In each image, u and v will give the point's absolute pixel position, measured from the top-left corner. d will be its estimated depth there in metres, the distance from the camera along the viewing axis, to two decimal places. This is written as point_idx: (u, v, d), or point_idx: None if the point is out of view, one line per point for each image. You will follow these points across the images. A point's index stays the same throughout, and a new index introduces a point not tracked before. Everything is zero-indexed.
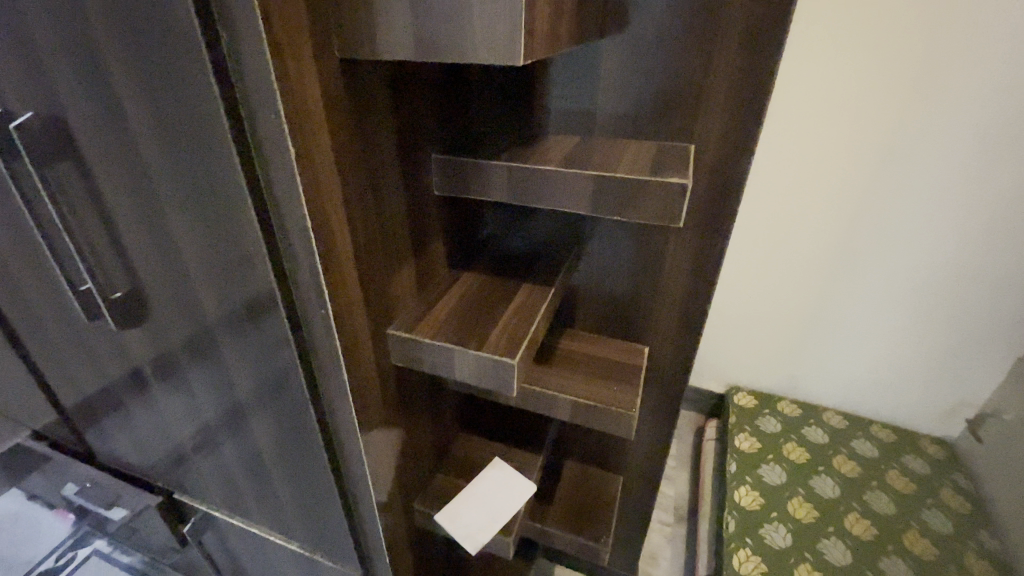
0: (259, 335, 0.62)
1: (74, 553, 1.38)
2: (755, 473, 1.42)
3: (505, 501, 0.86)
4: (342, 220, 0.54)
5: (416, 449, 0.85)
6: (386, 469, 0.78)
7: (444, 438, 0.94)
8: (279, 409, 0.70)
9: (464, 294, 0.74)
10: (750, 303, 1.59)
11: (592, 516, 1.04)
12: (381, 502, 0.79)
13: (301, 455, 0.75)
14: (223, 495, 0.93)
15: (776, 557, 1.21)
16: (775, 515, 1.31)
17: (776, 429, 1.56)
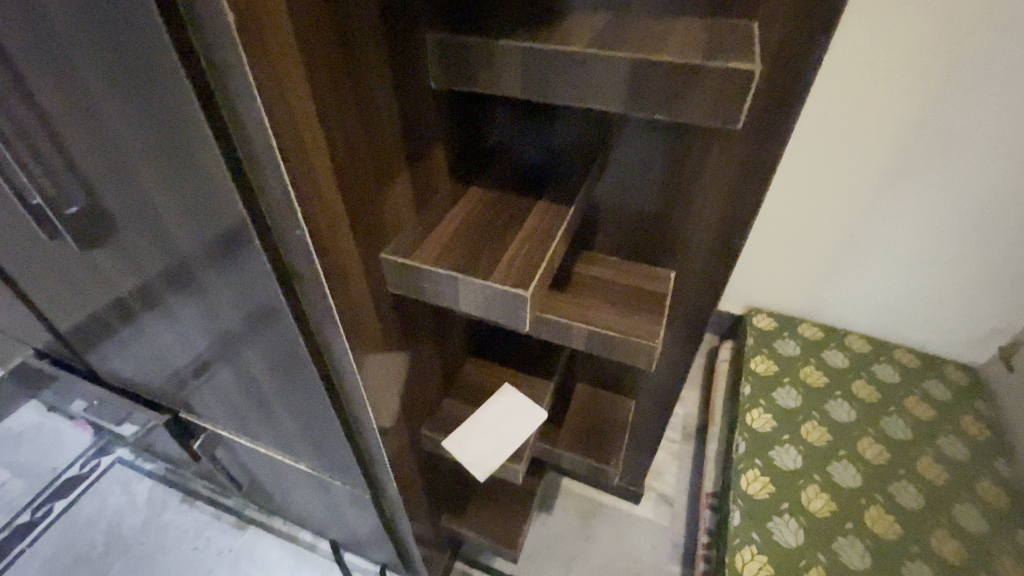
0: (234, 259, 0.54)
1: (97, 461, 1.42)
2: (769, 396, 1.39)
3: (515, 429, 0.82)
4: (312, 119, 0.44)
5: (422, 376, 0.81)
6: (389, 397, 0.74)
7: (452, 363, 0.89)
8: (268, 337, 0.64)
9: (469, 211, 0.64)
10: (788, 227, 1.46)
11: (603, 437, 1.01)
12: (385, 429, 0.76)
13: (299, 385, 0.70)
14: (227, 417, 0.91)
15: (784, 478, 1.21)
16: (787, 438, 1.29)
17: (794, 352, 1.52)
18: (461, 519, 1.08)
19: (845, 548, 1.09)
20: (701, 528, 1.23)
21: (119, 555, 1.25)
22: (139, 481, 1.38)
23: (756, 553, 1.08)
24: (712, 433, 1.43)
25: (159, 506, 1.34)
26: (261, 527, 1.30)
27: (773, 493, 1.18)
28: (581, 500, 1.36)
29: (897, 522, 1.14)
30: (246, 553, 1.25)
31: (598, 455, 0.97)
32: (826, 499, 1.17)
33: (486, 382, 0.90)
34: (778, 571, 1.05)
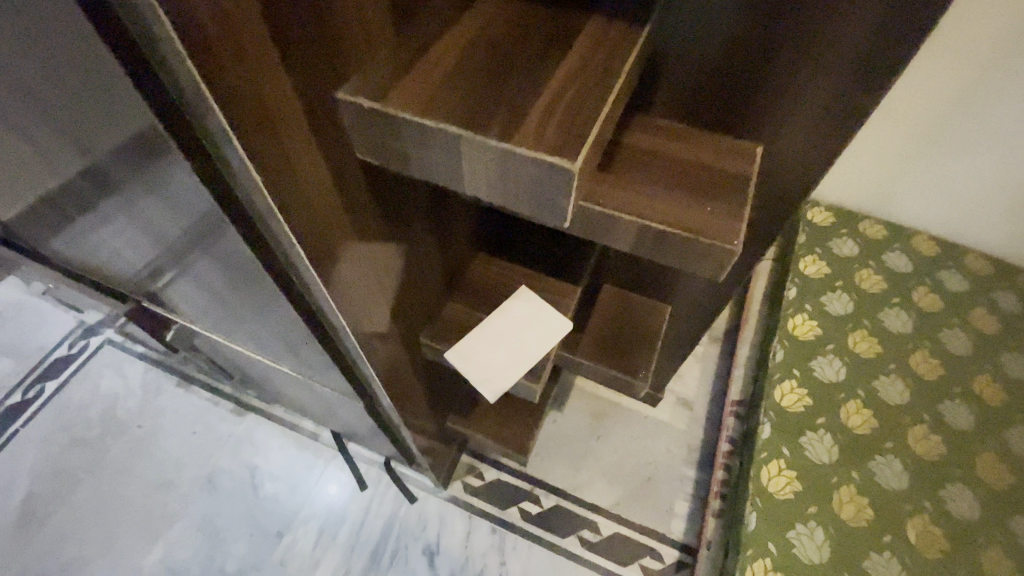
0: (105, 106, 0.34)
1: (87, 342, 1.36)
2: (817, 301, 1.23)
3: (530, 344, 0.66)
4: None
5: (415, 273, 0.64)
6: (369, 301, 0.58)
7: (456, 258, 0.72)
8: (196, 228, 0.46)
9: (478, 36, 0.42)
10: (935, 73, 1.11)
11: (632, 347, 0.85)
12: (369, 337, 0.62)
13: (253, 287, 0.54)
14: (194, 314, 0.77)
15: (824, 391, 1.09)
16: (832, 348, 1.15)
17: (850, 253, 1.33)
18: (466, 422, 0.99)
19: (882, 467, 1.01)
20: (722, 436, 1.15)
21: (118, 436, 1.23)
22: (132, 364, 1.33)
23: (784, 469, 1.00)
24: (744, 338, 1.30)
25: (154, 390, 1.30)
26: (261, 415, 1.25)
27: (809, 407, 1.07)
28: (595, 400, 1.27)
29: (942, 443, 1.04)
30: (246, 439, 1.22)
31: (625, 368, 0.82)
32: (867, 416, 1.07)
33: (496, 281, 0.74)
34: (807, 488, 0.98)
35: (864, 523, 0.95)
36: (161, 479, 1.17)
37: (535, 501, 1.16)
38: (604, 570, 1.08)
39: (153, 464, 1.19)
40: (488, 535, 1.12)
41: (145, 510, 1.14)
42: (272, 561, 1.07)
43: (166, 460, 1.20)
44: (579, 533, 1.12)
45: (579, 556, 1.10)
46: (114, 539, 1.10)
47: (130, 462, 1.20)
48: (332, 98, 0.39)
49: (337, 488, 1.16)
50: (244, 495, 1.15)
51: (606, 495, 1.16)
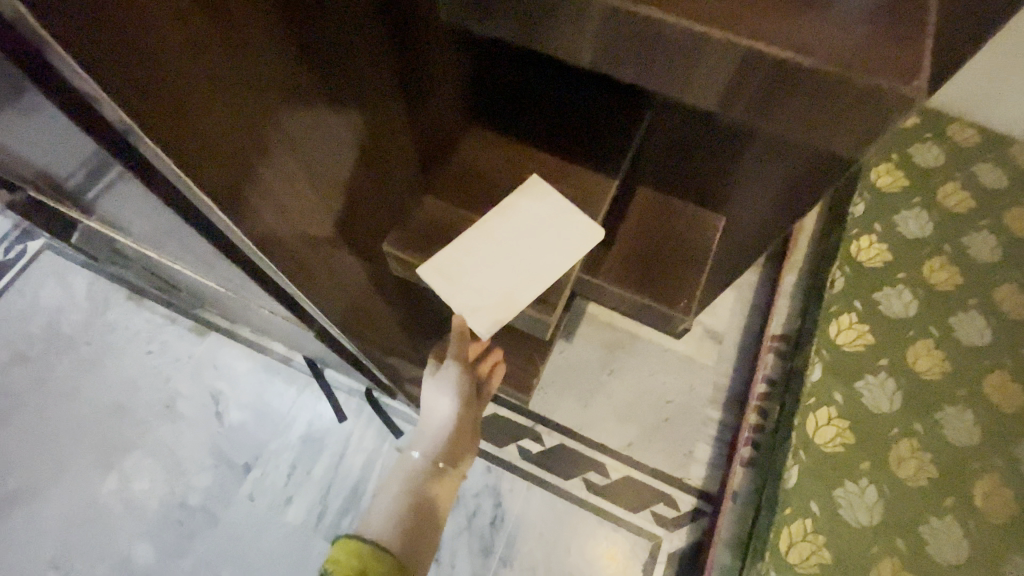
0: None
1: (24, 247, 1.17)
2: (888, 220, 1.01)
3: (546, 266, 0.47)
4: None
5: (336, 128, 0.45)
6: (245, 171, 0.38)
7: (425, 120, 0.56)
8: None
9: None
10: None
11: (673, 269, 0.64)
12: (266, 227, 0.43)
13: (92, 152, 0.36)
14: (92, 206, 0.57)
15: (889, 328, 0.91)
16: (902, 277, 0.95)
17: (933, 163, 1.08)
18: None
19: (950, 418, 0.85)
20: (758, 375, 1.00)
21: (63, 354, 1.08)
22: (75, 273, 1.15)
23: (835, 417, 0.84)
24: (791, 263, 1.09)
25: (102, 303, 1.12)
26: (224, 334, 1.08)
27: (870, 346, 0.89)
28: (611, 330, 1.09)
29: None
30: (208, 362, 1.06)
31: (661, 297, 0.63)
32: (939, 359, 0.89)
33: (483, 155, 0.53)
34: (861, 440, 0.83)
35: (924, 482, 0.80)
36: (113, 403, 1.03)
37: (537, 439, 1.02)
38: (611, 516, 0.96)
39: (103, 386, 1.04)
40: (484, 474, 1.00)
41: (95, 437, 1.00)
42: (241, 495, 0.96)
43: (118, 381, 1.05)
44: (585, 476, 0.99)
45: (584, 500, 0.98)
46: (62, 467, 0.98)
47: (77, 382, 1.05)
48: None
49: (312, 419, 1.02)
50: (207, 423, 1.01)
51: (618, 436, 1.02)
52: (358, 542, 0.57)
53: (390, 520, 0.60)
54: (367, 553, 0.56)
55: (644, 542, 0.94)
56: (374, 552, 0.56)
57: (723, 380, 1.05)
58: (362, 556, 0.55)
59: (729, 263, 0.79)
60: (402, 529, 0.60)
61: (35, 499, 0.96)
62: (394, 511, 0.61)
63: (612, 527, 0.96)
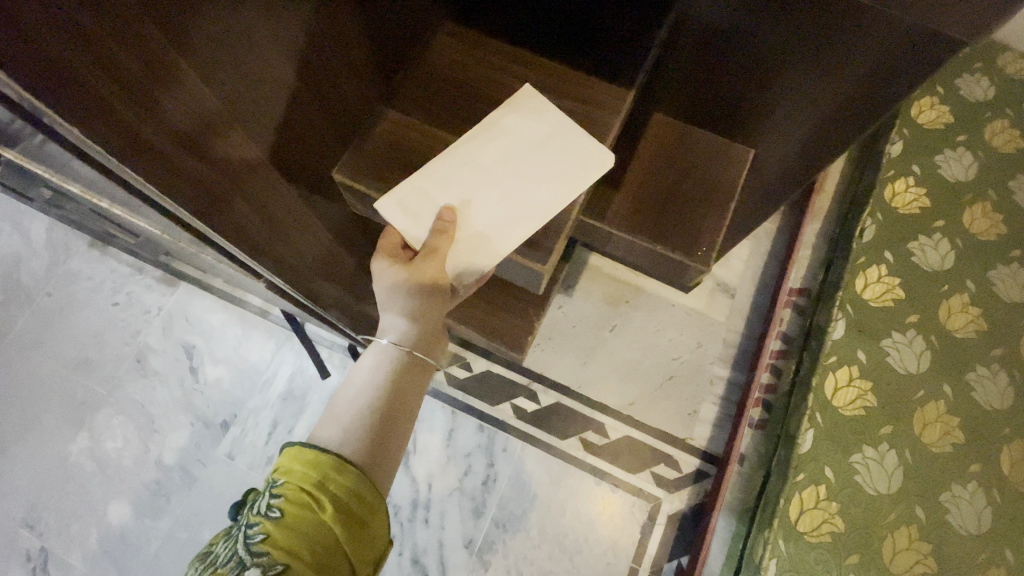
0: None
1: None
2: (928, 161, 0.90)
3: (542, 183, 0.46)
4: None
5: (251, 28, 0.36)
6: (100, 67, 0.28)
7: (394, 26, 0.49)
8: None
9: None
10: None
11: (692, 209, 0.55)
12: (152, 149, 0.33)
13: None
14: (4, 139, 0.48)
15: (921, 282, 0.82)
16: (939, 226, 0.86)
17: (982, 96, 0.96)
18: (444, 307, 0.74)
19: (982, 380, 0.77)
20: (773, 331, 0.92)
21: (24, 306, 1.00)
22: (30, 218, 1.05)
23: (855, 378, 0.77)
24: (813, 212, 1.00)
25: (62, 252, 1.03)
26: (195, 285, 1.00)
27: (898, 302, 0.81)
28: (614, 283, 1.01)
29: None
30: (179, 314, 0.99)
31: (678, 242, 0.54)
32: (974, 315, 0.80)
33: (464, 62, 0.53)
34: (883, 402, 0.76)
35: (949, 447, 0.74)
36: (79, 359, 0.96)
37: (532, 398, 0.96)
38: (609, 477, 0.92)
39: (68, 340, 0.97)
40: (476, 434, 0.95)
41: (63, 393, 0.94)
42: (218, 454, 0.91)
43: (84, 335, 0.98)
44: (583, 436, 0.94)
45: (581, 460, 0.93)
46: (29, 424, 0.92)
47: (40, 335, 0.98)
48: None
49: (293, 375, 0.95)
50: (181, 378, 0.95)
51: (619, 395, 0.96)
52: (316, 449, 0.43)
53: (356, 417, 0.46)
54: (329, 464, 0.42)
55: (643, 503, 0.90)
56: (337, 460, 0.42)
57: (733, 336, 0.98)
58: (321, 466, 0.42)
59: (751, 207, 0.69)
60: (373, 427, 0.46)
61: (3, 458, 0.91)
62: (364, 407, 0.47)
63: (610, 488, 0.91)
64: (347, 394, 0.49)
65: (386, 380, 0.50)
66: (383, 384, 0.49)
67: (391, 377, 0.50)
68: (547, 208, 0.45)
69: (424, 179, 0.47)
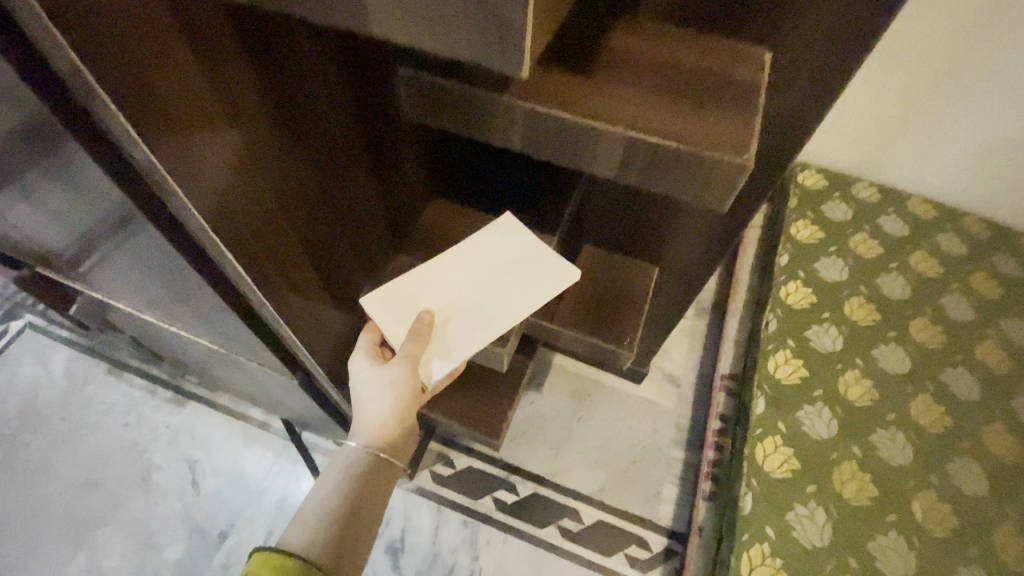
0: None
1: (5, 327, 1.18)
2: (810, 268, 1.14)
3: (501, 296, 0.63)
4: None
5: (317, 196, 0.54)
6: (263, 241, 0.49)
7: (404, 205, 0.70)
8: (85, 187, 0.39)
9: None
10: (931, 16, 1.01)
11: (617, 316, 0.75)
12: (249, 254, 0.48)
13: (160, 265, 0.48)
14: (99, 283, 0.65)
15: (821, 361, 1.01)
16: (826, 316, 1.07)
17: (844, 218, 1.23)
18: (431, 404, 0.87)
19: (885, 441, 0.93)
20: (712, 413, 1.07)
21: (36, 432, 1.07)
22: (55, 350, 1.16)
23: (781, 445, 0.92)
24: (733, 310, 1.21)
25: (80, 379, 1.13)
26: (203, 403, 1.11)
27: (804, 379, 0.99)
28: (577, 380, 1.17)
29: (946, 415, 0.96)
30: (185, 432, 1.08)
31: (608, 337, 0.72)
32: (868, 387, 0.98)
33: (449, 222, 0.72)
34: (806, 464, 0.90)
35: (867, 500, 0.87)
36: (85, 479, 1.02)
37: (511, 490, 1.06)
38: (587, 562, 0.98)
39: (77, 460, 1.04)
40: (460, 529, 1.02)
41: (64, 515, 0.99)
42: (214, 566, 0.95)
43: (93, 457, 1.05)
44: (560, 523, 1.02)
45: (560, 548, 1.00)
46: (28, 547, 0.96)
47: (50, 458, 1.04)
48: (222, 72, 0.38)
49: (289, 484, 1.03)
50: (182, 493, 1.02)
51: (589, 482, 1.06)
52: (283, 555, 0.53)
53: (320, 518, 0.57)
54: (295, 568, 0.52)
55: None
56: (303, 565, 0.53)
57: (683, 421, 1.12)
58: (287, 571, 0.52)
59: (669, 310, 0.89)
60: (336, 527, 0.57)
61: None
62: (331, 506, 0.58)
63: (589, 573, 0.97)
64: (317, 493, 0.59)
65: (352, 478, 0.61)
66: (347, 484, 0.60)
67: (357, 475, 0.61)
68: (501, 318, 0.62)
69: (411, 292, 0.65)
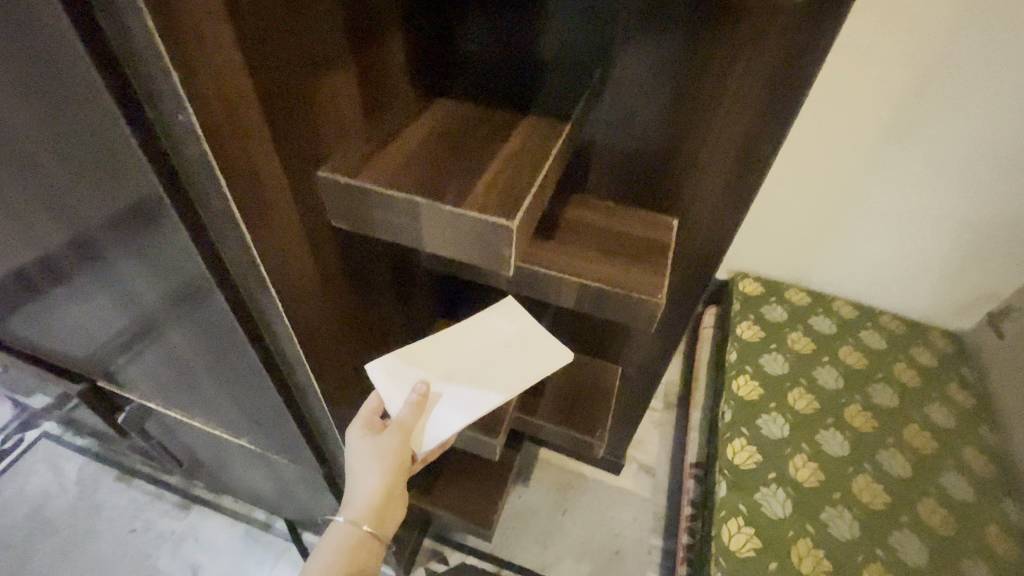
0: (154, 247, 0.45)
1: (21, 436, 1.25)
2: (756, 363, 1.32)
3: (497, 371, 0.67)
4: (231, 46, 0.35)
5: (366, 332, 0.70)
6: (333, 366, 0.65)
7: (419, 327, 0.86)
8: (206, 330, 0.55)
9: (419, 144, 0.50)
10: (804, 170, 1.30)
11: (588, 411, 0.90)
12: (324, 377, 0.64)
13: (240, 381, 0.63)
14: (155, 390, 0.78)
15: (772, 447, 1.15)
16: (773, 406, 1.23)
17: (782, 317, 1.43)
18: (429, 497, 0.97)
19: (834, 518, 1.04)
20: (684, 500, 1.18)
21: (43, 541, 1.11)
22: (67, 458, 1.23)
23: (744, 526, 1.02)
24: (695, 403, 1.36)
25: (90, 486, 1.19)
26: (208, 506, 1.17)
27: (759, 463, 1.12)
28: (560, 473, 1.27)
29: (885, 492, 1.09)
30: (190, 536, 1.13)
31: (582, 430, 0.87)
32: (815, 469, 1.12)
33: None
34: (767, 543, 1.00)
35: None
36: None
37: None
38: None
39: (83, 570, 1.08)
40: None
41: None
42: None
43: (99, 565, 1.09)
44: None
45: None
46: None
47: (56, 567, 1.08)
48: (328, 260, 0.56)
49: None
50: None
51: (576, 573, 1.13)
52: None
53: None
54: None
55: None
56: None
57: (660, 509, 1.22)
58: None
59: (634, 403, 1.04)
60: None
61: None
62: None
63: None
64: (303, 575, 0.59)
65: (339, 558, 0.60)
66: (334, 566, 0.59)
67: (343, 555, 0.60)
68: (498, 392, 0.65)
69: (409, 359, 0.68)
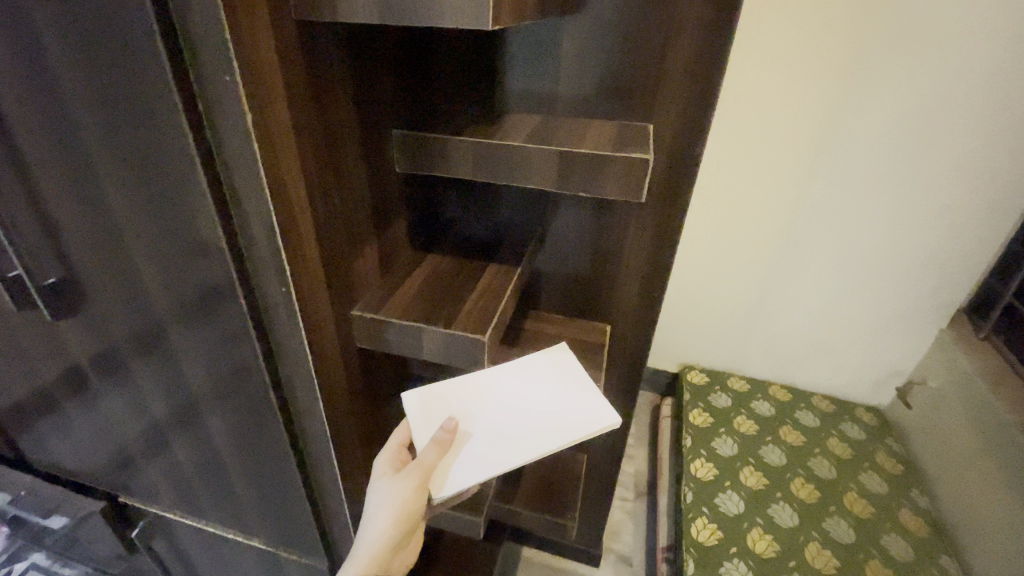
0: (232, 360, 0.65)
1: None
2: (708, 445, 1.48)
3: (521, 424, 0.68)
4: (312, 241, 0.57)
5: (377, 431, 0.86)
6: (350, 461, 0.80)
7: None
8: (251, 428, 0.72)
9: (420, 286, 0.72)
10: (717, 277, 1.60)
11: (559, 497, 1.04)
12: (342, 467, 0.79)
13: (268, 473, 0.78)
14: (176, 497, 0.88)
15: (730, 524, 1.27)
16: (728, 485, 1.37)
17: (728, 403, 1.62)
18: None
19: None
20: None
21: None
22: None
23: None
24: (661, 489, 1.48)
25: None
26: None
27: (720, 540, 1.24)
28: (544, 570, 1.33)
29: (835, 558, 1.21)
30: None
31: (556, 513, 1.00)
32: (770, 540, 1.24)
33: None
34: None
35: None
36: None
37: None
38: None
39: None
40: None
41: None
42: None
43: None
44: None
45: None
46: None
47: None
48: (354, 373, 0.74)
49: None
50: None
51: None
52: None
53: None
54: None
55: None
56: None
57: None
58: None
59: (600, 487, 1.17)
60: None
61: None
62: None
63: None
64: None
65: None
66: None
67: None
68: (515, 448, 0.65)
69: (445, 399, 0.72)
